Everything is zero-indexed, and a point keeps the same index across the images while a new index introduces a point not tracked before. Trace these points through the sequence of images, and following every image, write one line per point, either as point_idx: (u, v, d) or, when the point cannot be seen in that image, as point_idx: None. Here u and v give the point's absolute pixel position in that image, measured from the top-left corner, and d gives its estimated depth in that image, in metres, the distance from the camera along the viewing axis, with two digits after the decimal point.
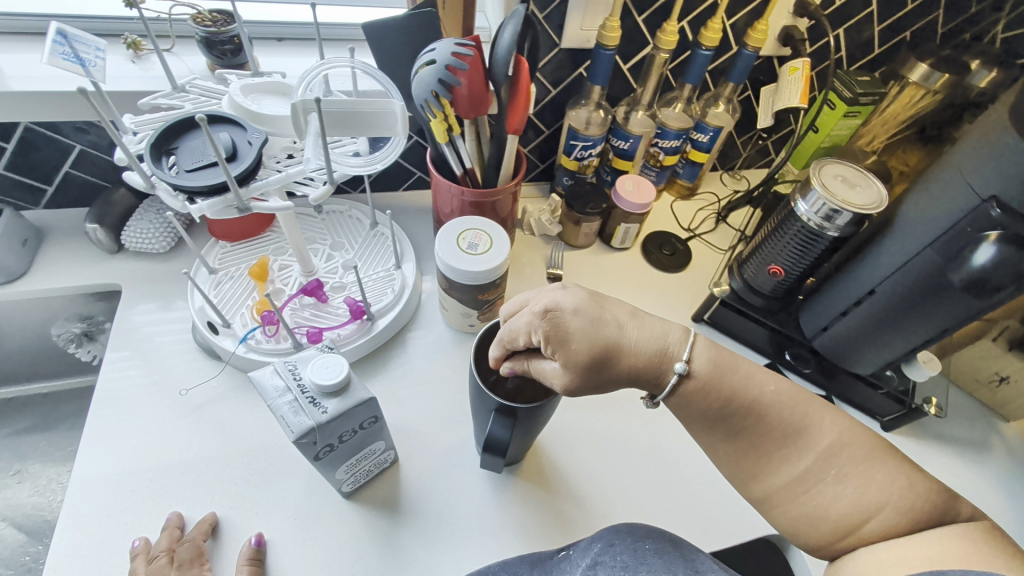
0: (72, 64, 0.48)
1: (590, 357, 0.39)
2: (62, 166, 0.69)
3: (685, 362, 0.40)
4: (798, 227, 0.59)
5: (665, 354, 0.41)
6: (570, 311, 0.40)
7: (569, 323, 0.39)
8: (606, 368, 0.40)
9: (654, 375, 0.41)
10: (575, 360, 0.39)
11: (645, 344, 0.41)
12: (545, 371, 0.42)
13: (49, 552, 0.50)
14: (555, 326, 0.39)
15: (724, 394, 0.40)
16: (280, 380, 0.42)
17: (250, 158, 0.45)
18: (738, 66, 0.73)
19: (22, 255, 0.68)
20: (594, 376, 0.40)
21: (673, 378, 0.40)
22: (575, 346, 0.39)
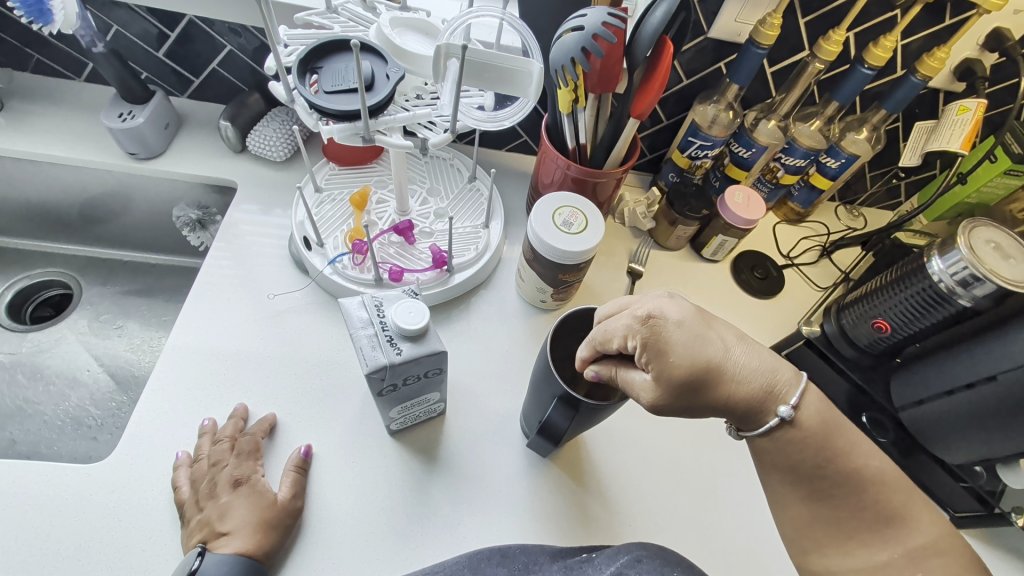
0: None
1: (689, 374, 0.37)
2: (211, 62, 0.75)
3: (791, 407, 0.38)
4: (923, 285, 0.54)
5: (770, 393, 0.39)
6: (674, 323, 0.38)
7: (671, 335, 0.38)
8: (702, 390, 0.38)
9: (756, 410, 0.39)
10: (670, 374, 0.37)
11: (752, 376, 0.39)
12: (633, 381, 0.40)
13: (136, 410, 0.57)
14: (654, 335, 0.38)
15: (812, 451, 0.39)
16: (365, 313, 0.43)
17: (385, 92, 0.46)
18: (898, 93, 0.66)
19: (163, 136, 0.75)
20: (687, 396, 0.38)
21: (772, 421, 0.39)
22: (673, 360, 0.37)
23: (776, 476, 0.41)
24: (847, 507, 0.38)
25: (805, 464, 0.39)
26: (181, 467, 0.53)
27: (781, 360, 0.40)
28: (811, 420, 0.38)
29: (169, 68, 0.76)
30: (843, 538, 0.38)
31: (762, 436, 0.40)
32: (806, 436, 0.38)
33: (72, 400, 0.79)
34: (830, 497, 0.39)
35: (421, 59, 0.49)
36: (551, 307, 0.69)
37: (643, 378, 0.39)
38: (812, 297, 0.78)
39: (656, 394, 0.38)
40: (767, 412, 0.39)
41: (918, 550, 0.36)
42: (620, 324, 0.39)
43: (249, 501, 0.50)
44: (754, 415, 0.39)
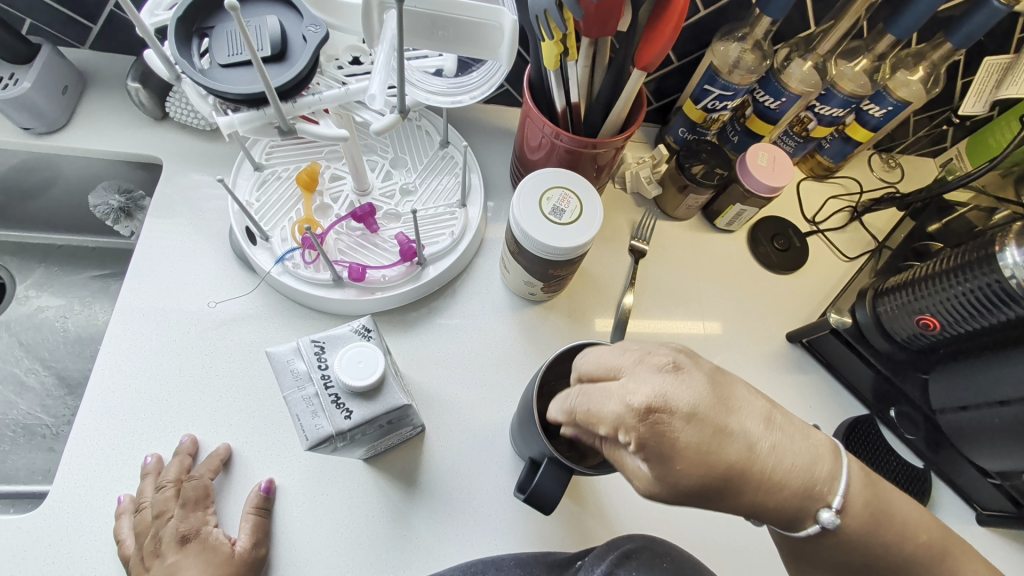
0: None
1: (701, 483, 0.30)
2: (107, 4, 0.60)
3: (836, 517, 0.32)
4: (989, 280, 0.45)
5: (810, 491, 0.33)
6: (682, 418, 0.29)
7: (677, 434, 0.29)
8: (720, 498, 0.31)
9: (791, 512, 0.33)
10: (675, 483, 0.29)
11: (789, 480, 0.32)
12: (628, 466, 0.32)
13: (63, 451, 0.49)
14: (654, 436, 0.29)
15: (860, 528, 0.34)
16: (303, 365, 0.34)
17: (305, 60, 0.34)
18: (974, 20, 0.52)
19: (62, 103, 0.61)
20: (699, 501, 0.31)
21: (815, 527, 0.33)
22: (680, 469, 0.29)
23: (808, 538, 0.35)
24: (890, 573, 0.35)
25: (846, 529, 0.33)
26: (124, 514, 0.46)
27: (820, 449, 0.33)
28: (858, 518, 0.33)
29: (56, 13, 0.60)
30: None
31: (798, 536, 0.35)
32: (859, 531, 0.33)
33: (19, 408, 0.72)
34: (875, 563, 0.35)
35: (348, 7, 0.35)
36: (541, 298, 0.60)
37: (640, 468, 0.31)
38: (839, 270, 0.69)
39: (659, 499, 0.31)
40: (806, 518, 0.33)
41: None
42: (608, 411, 0.30)
43: (201, 560, 0.44)
44: (791, 521, 0.33)
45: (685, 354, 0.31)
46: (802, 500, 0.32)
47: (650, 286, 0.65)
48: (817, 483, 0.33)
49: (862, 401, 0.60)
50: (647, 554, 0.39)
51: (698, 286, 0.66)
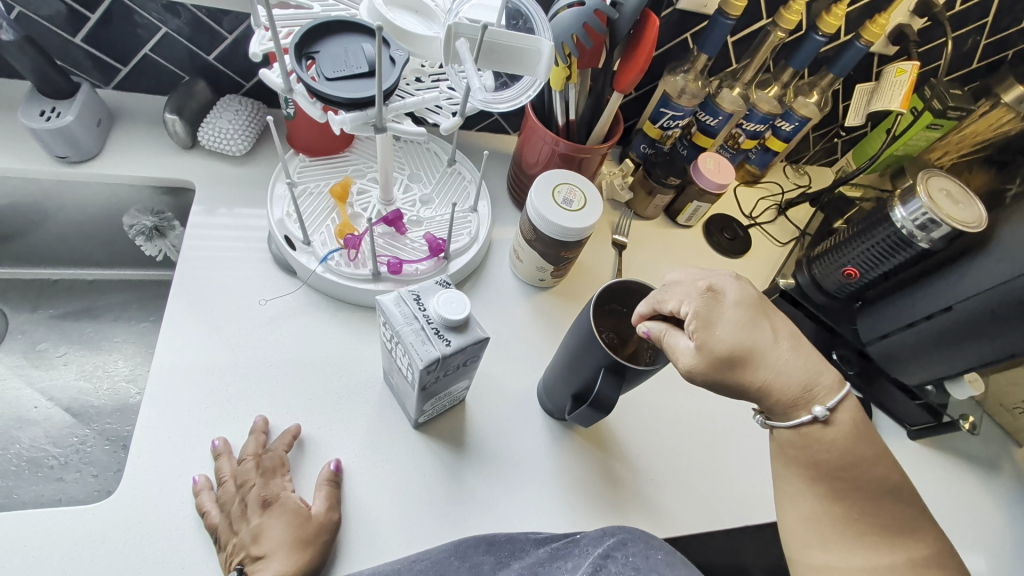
0: None
1: (730, 349, 0.43)
2: (144, 48, 0.67)
3: (826, 409, 0.43)
4: (888, 232, 0.60)
5: (808, 394, 0.44)
6: (729, 303, 0.44)
7: (725, 311, 0.44)
8: (736, 369, 0.44)
9: (793, 402, 0.44)
10: (712, 345, 0.43)
11: (788, 375, 0.44)
12: (676, 346, 0.44)
13: (132, 439, 0.52)
14: (709, 306, 0.44)
15: (834, 443, 0.44)
16: (407, 308, 0.42)
17: (393, 77, 0.43)
18: (845, 57, 0.72)
19: (97, 135, 0.66)
20: (724, 368, 0.43)
21: (806, 416, 0.44)
22: (720, 334, 0.43)
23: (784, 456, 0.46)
24: (849, 491, 0.44)
25: (822, 434, 0.44)
26: (203, 491, 0.50)
27: (827, 366, 0.45)
28: (842, 427, 0.44)
29: (90, 56, 0.67)
30: (845, 539, 0.43)
31: (789, 427, 0.46)
32: (840, 429, 0.44)
33: (25, 442, 0.71)
34: (834, 477, 0.44)
35: (422, 39, 0.46)
36: (549, 284, 0.71)
37: (686, 347, 0.44)
38: (775, 253, 0.85)
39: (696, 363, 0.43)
40: (802, 408, 0.44)
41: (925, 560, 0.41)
42: (675, 289, 0.46)
43: (283, 519, 0.49)
44: (789, 408, 0.45)
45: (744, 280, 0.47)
46: (799, 390, 0.44)
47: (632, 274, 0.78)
48: (818, 390, 0.44)
49: None
50: (642, 542, 0.43)
51: (671, 271, 0.79)
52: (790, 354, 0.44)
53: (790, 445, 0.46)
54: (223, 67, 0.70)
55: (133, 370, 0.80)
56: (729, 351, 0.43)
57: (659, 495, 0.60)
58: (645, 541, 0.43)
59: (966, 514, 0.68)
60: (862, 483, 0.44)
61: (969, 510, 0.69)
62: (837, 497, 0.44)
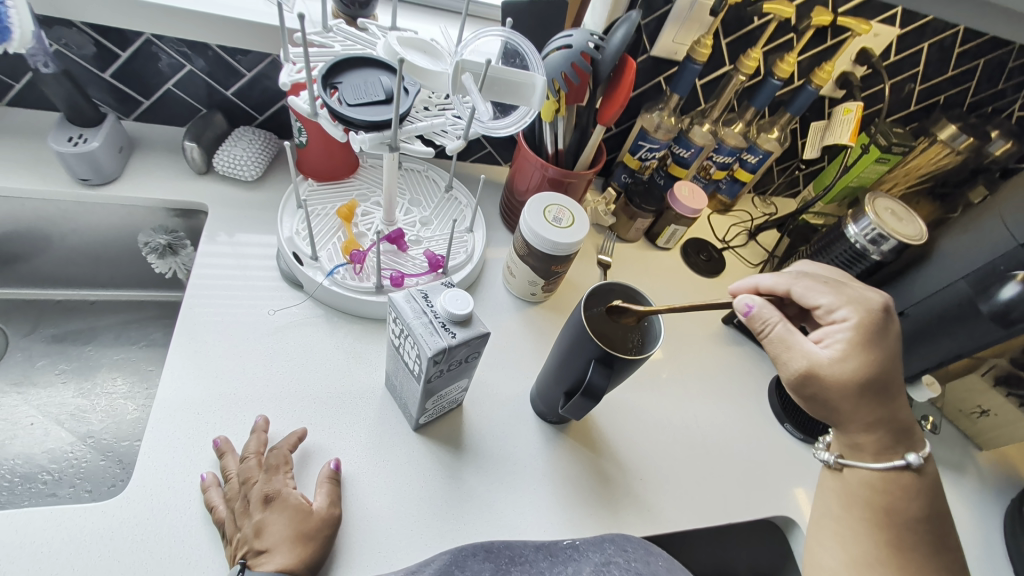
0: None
1: (866, 375, 0.51)
2: (167, 83, 0.73)
3: (920, 459, 0.54)
4: (845, 247, 0.68)
5: (903, 440, 0.55)
6: (890, 334, 0.52)
7: (882, 338, 0.52)
8: (868, 397, 0.52)
9: (892, 449, 0.55)
10: (838, 356, 0.51)
11: (900, 421, 0.54)
12: (800, 344, 0.52)
13: (142, 440, 0.54)
14: (878, 334, 0.52)
15: (908, 492, 0.54)
16: (416, 304, 0.47)
17: (408, 104, 0.50)
18: (799, 99, 0.82)
19: (118, 160, 0.70)
20: (843, 384, 0.51)
21: (901, 461, 0.54)
22: (886, 361, 0.51)
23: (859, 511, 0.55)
24: (903, 539, 0.52)
25: (905, 482, 0.54)
26: (210, 488, 0.52)
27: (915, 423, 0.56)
28: (926, 483, 0.54)
29: (117, 90, 0.72)
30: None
31: (872, 469, 0.55)
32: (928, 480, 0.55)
33: (19, 457, 0.71)
34: (904, 526, 0.52)
35: (432, 73, 0.52)
36: (540, 298, 0.75)
37: (814, 350, 0.52)
38: (748, 274, 0.92)
39: (816, 368, 0.51)
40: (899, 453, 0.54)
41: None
42: (842, 297, 0.53)
43: (285, 514, 0.50)
44: (887, 452, 0.55)
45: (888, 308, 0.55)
46: (903, 435, 0.54)
47: None
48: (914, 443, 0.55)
49: None
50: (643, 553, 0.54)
51: (652, 289, 0.85)
52: (902, 406, 0.54)
53: (866, 486, 0.55)
54: (239, 101, 0.77)
55: (130, 388, 0.81)
56: (859, 374, 0.51)
57: (649, 493, 0.63)
58: (643, 551, 0.54)
59: None
60: (911, 532, 0.52)
61: None
62: (891, 543, 0.52)
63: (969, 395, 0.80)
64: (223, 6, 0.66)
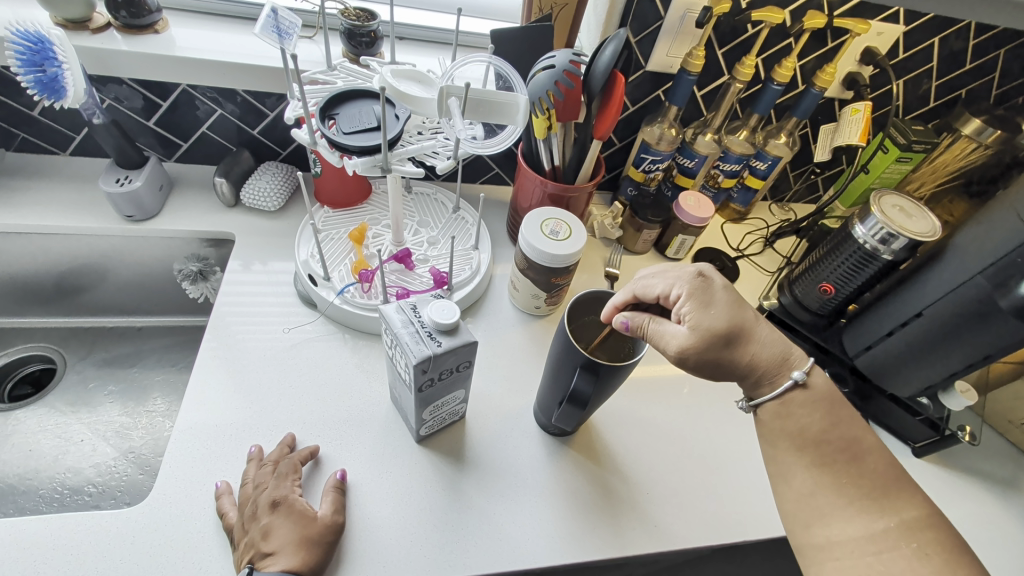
0: (273, 37, 0.57)
1: (725, 329, 0.48)
2: (201, 126, 0.80)
3: (801, 371, 0.51)
4: (854, 248, 0.65)
5: (786, 362, 0.52)
6: (721, 286, 0.51)
7: (716, 294, 0.50)
8: (732, 347, 0.50)
9: (777, 372, 0.52)
10: (704, 323, 0.48)
11: (771, 348, 0.52)
12: (668, 331, 0.49)
13: (166, 451, 0.58)
14: (702, 288, 0.50)
15: (802, 407, 0.51)
16: (403, 316, 0.49)
17: (397, 129, 0.53)
18: (804, 103, 0.80)
19: (158, 198, 0.78)
20: (716, 343, 0.48)
21: (788, 382, 0.51)
22: (723, 314, 0.49)
23: (782, 444, 0.52)
24: (831, 457, 0.49)
25: (802, 397, 0.51)
26: (223, 495, 0.55)
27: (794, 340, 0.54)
28: (818, 392, 0.52)
29: (159, 136, 0.81)
30: (838, 506, 0.48)
31: (775, 397, 0.52)
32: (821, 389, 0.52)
33: (69, 471, 0.77)
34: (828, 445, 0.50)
35: (422, 100, 0.56)
36: (545, 312, 0.77)
37: (679, 328, 0.49)
38: (764, 281, 0.90)
39: (689, 346, 0.48)
40: (785, 375, 0.52)
41: (912, 521, 0.45)
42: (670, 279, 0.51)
43: (290, 520, 0.52)
44: (775, 378, 0.52)
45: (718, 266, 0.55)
46: (783, 358, 0.52)
47: None
48: (794, 359, 0.53)
49: None
50: None
51: None
52: (769, 330, 0.52)
53: (775, 416, 0.52)
54: (264, 139, 0.84)
55: (169, 407, 0.87)
56: (721, 334, 0.48)
57: (656, 507, 0.62)
58: None
59: (985, 533, 0.66)
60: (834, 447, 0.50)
61: (986, 529, 0.67)
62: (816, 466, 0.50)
63: (1018, 404, 0.74)
64: (243, 56, 0.73)
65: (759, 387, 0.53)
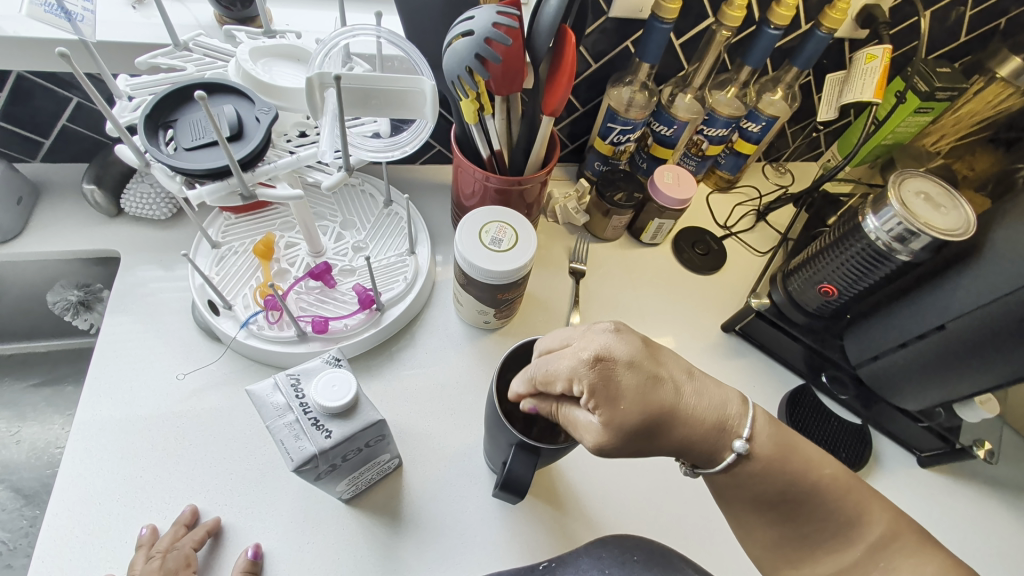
0: (55, 17, 0.43)
1: (639, 423, 0.38)
2: (60, 118, 0.64)
3: (745, 442, 0.41)
4: (863, 245, 0.53)
5: (724, 429, 0.42)
6: (623, 364, 0.39)
7: (621, 377, 0.38)
8: (654, 434, 0.40)
9: (712, 445, 0.42)
10: (619, 422, 0.38)
11: (703, 417, 0.41)
12: (579, 422, 0.40)
13: (36, 543, 0.48)
14: (602, 378, 0.38)
15: (757, 478, 0.42)
16: (281, 397, 0.38)
17: (259, 137, 0.39)
18: (807, 48, 0.64)
19: (18, 214, 0.64)
20: (636, 438, 0.39)
21: (730, 458, 0.42)
22: (626, 408, 0.38)
23: (743, 508, 0.45)
24: (800, 513, 0.42)
25: (751, 468, 0.42)
26: None
27: (728, 393, 0.43)
28: (767, 450, 0.42)
29: (7, 132, 0.64)
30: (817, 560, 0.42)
31: (718, 472, 0.43)
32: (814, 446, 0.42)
33: None
34: (793, 509, 0.42)
35: (295, 92, 0.42)
36: (495, 325, 0.65)
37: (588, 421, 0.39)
38: (756, 264, 0.78)
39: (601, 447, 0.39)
40: (724, 448, 0.42)
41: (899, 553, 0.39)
42: (566, 368, 0.39)
43: None
44: (712, 452, 0.42)
45: (623, 323, 0.41)
46: (716, 425, 0.42)
47: (592, 301, 0.72)
48: (732, 421, 0.42)
49: (797, 370, 0.67)
50: None
51: (636, 293, 0.73)
52: (694, 393, 0.41)
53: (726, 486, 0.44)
54: None
55: None
56: (635, 431, 0.38)
57: None
58: None
59: (994, 553, 0.59)
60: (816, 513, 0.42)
61: (998, 546, 0.60)
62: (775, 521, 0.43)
63: None
64: None
65: (697, 462, 0.43)
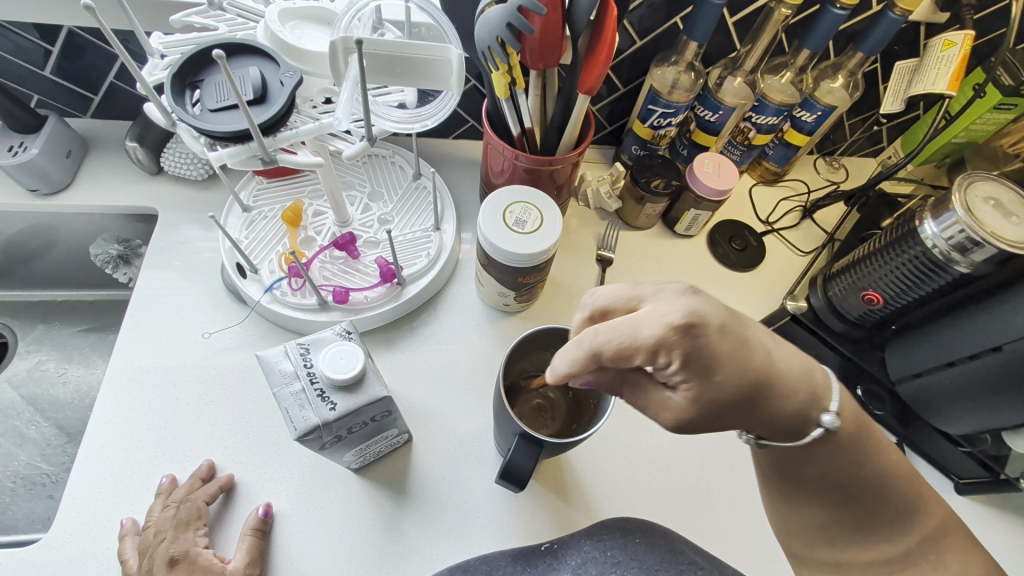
0: None
1: (734, 393, 0.36)
2: (108, 76, 0.66)
3: (835, 416, 0.38)
4: (916, 252, 0.49)
5: (813, 402, 0.39)
6: (715, 329, 0.35)
7: (714, 344, 0.35)
8: (746, 406, 0.37)
9: (800, 418, 0.39)
10: (715, 391, 0.36)
11: (792, 387, 0.39)
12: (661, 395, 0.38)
13: (68, 480, 0.52)
14: (696, 347, 0.34)
15: (833, 453, 0.40)
16: (289, 364, 0.38)
17: (282, 101, 0.38)
18: (877, 32, 0.58)
19: (67, 166, 0.66)
20: (732, 408, 0.37)
21: (815, 431, 0.39)
22: (721, 379, 0.36)
23: (799, 487, 0.42)
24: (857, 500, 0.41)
25: (829, 445, 0.40)
26: (128, 536, 0.49)
27: (815, 362, 0.41)
28: (849, 426, 0.39)
29: (60, 87, 0.67)
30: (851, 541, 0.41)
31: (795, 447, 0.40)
32: (850, 441, 0.40)
33: (21, 459, 0.74)
34: (856, 491, 0.40)
35: (318, 55, 0.41)
36: (515, 308, 0.64)
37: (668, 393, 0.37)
38: (797, 264, 0.73)
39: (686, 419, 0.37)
40: (810, 424, 0.39)
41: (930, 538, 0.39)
42: (649, 340, 0.35)
43: None
44: (797, 426, 0.39)
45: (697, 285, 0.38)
46: (805, 397, 0.39)
47: None
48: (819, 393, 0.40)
49: None
50: None
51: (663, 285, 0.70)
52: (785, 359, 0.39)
53: (792, 460, 0.42)
54: None
55: None
56: (730, 400, 0.37)
57: None
58: None
59: None
60: (877, 500, 0.40)
61: None
62: (806, 501, 0.43)
63: None
64: None
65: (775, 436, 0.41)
